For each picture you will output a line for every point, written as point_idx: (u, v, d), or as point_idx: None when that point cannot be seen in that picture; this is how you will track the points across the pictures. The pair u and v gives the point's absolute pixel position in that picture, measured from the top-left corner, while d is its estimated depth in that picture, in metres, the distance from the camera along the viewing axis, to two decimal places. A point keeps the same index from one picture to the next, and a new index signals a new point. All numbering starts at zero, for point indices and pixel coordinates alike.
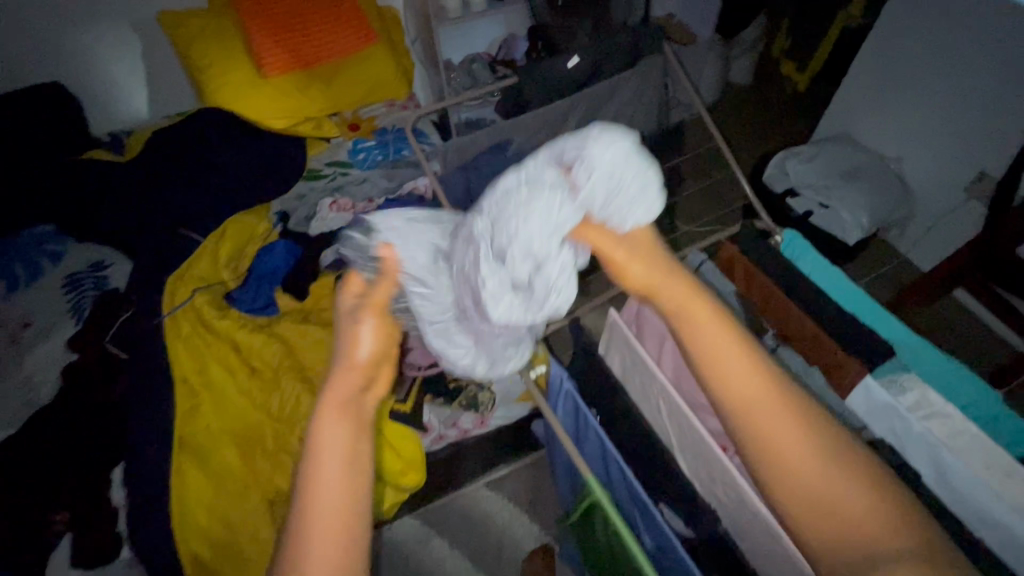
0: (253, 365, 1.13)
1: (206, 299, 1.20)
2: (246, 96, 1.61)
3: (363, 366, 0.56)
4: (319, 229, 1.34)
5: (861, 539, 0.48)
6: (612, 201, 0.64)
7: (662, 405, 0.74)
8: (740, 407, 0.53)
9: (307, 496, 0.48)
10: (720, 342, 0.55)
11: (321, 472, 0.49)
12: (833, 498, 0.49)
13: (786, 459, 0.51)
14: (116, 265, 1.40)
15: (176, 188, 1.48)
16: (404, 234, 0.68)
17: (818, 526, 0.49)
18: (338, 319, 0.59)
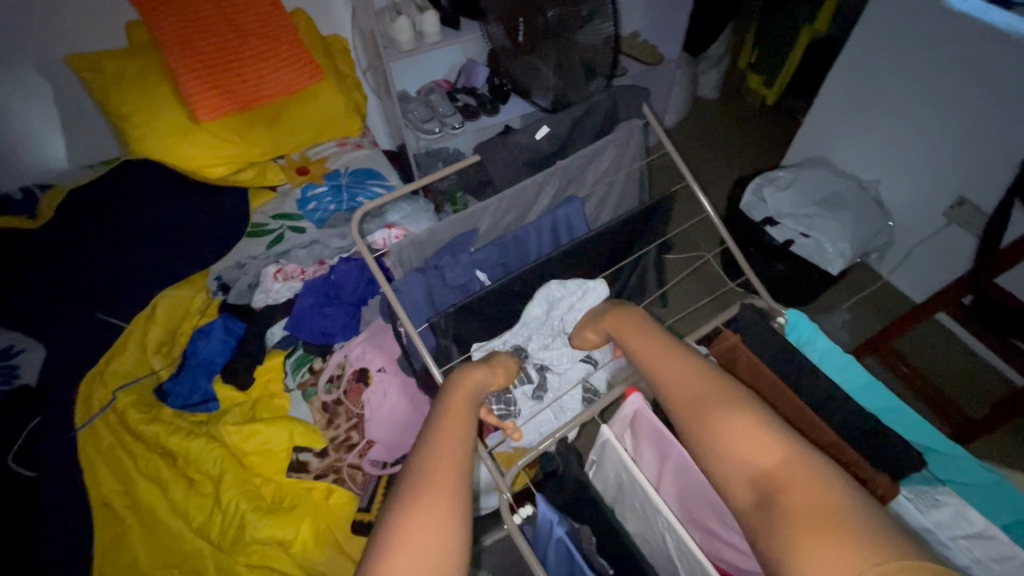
0: (191, 477, 0.99)
1: (129, 400, 1.07)
2: (178, 145, 1.38)
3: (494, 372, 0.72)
4: (263, 302, 1.19)
5: (762, 479, 0.49)
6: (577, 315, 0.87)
7: (674, 548, 0.64)
8: (664, 386, 0.60)
9: (440, 415, 0.60)
10: (650, 345, 0.66)
11: (453, 406, 0.61)
12: (736, 446, 0.52)
13: (694, 420, 0.56)
14: (29, 352, 1.17)
15: (95, 257, 1.29)
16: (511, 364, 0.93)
17: (727, 472, 0.52)
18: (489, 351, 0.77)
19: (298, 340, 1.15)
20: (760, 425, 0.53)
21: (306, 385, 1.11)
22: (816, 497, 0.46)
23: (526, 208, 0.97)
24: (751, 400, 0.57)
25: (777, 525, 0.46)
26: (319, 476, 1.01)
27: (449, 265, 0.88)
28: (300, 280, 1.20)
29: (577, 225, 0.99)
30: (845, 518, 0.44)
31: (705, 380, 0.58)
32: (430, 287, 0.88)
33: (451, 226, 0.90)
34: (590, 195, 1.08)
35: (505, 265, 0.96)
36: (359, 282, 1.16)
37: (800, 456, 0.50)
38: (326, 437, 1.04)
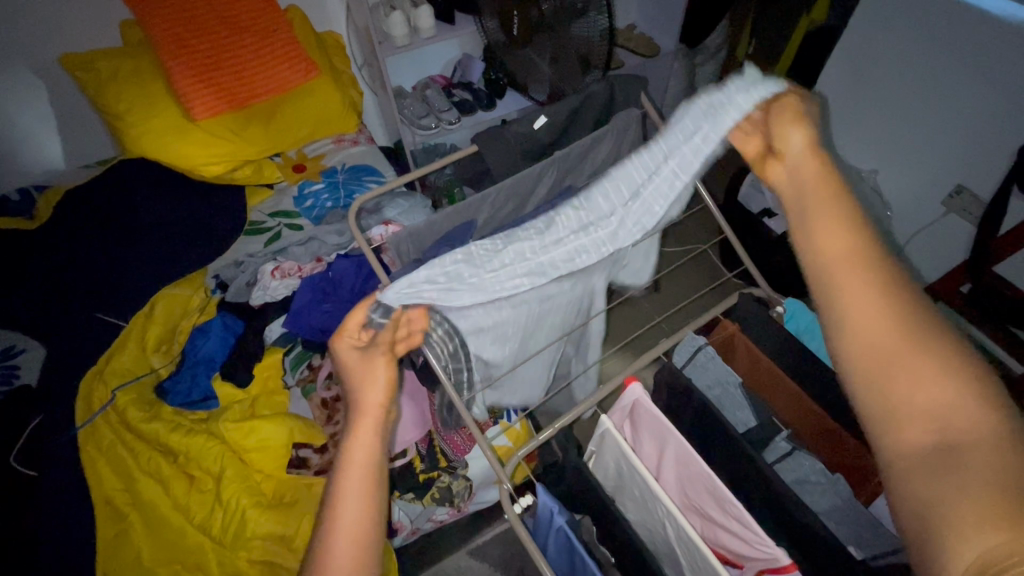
0: (192, 473, 0.99)
1: (129, 397, 1.07)
2: (176, 143, 1.39)
3: (373, 407, 0.57)
4: (262, 299, 1.19)
5: (949, 428, 0.40)
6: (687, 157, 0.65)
7: (674, 537, 0.64)
8: (830, 269, 0.49)
9: (335, 481, 0.53)
10: (822, 212, 0.53)
11: (349, 466, 0.54)
12: (926, 381, 0.42)
13: (879, 337, 0.45)
14: (29, 352, 1.18)
15: (96, 256, 1.30)
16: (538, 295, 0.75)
17: (900, 402, 0.43)
18: (352, 361, 0.60)
19: (297, 337, 1.16)
20: (955, 364, 0.43)
21: (306, 382, 1.12)
22: (1000, 458, 0.38)
23: (523, 201, 0.96)
24: (939, 322, 0.46)
25: (946, 482, 0.38)
26: (320, 472, 1.01)
27: (448, 257, 0.85)
28: (299, 277, 1.21)
29: None
30: (1015, 483, 0.37)
31: (891, 288, 0.47)
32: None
33: (448, 218, 0.88)
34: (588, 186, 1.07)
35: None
36: (358, 277, 1.17)
37: (997, 408, 0.41)
38: (326, 434, 1.05)
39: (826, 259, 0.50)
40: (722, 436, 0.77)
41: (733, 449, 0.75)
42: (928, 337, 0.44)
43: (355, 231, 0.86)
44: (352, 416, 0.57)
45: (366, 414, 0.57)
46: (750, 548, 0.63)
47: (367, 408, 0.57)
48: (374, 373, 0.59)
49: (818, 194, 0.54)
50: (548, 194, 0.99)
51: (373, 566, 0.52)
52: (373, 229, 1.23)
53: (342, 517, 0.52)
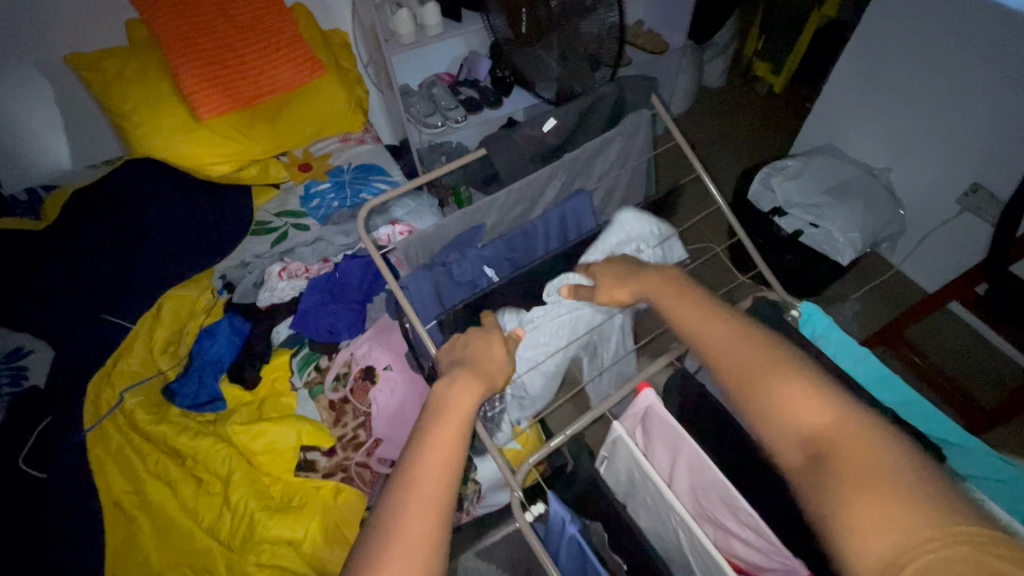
0: (200, 476, 0.99)
1: (137, 400, 1.07)
2: (182, 143, 1.38)
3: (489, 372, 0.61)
4: (269, 300, 1.18)
5: (813, 438, 0.45)
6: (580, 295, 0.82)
7: (689, 548, 0.63)
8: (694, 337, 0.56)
9: (432, 420, 0.54)
10: (677, 297, 0.60)
11: (455, 409, 0.55)
12: (781, 399, 0.48)
13: (734, 385, 0.51)
14: (37, 354, 1.18)
15: (102, 257, 1.30)
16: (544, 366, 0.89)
17: (774, 432, 0.48)
18: (476, 339, 0.66)
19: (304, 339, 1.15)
20: (799, 375, 0.49)
21: (313, 384, 1.11)
22: (870, 453, 0.42)
23: (531, 203, 0.94)
24: (790, 354, 0.52)
25: (826, 488, 0.42)
26: (327, 475, 1.01)
27: (457, 262, 0.84)
28: (305, 278, 1.20)
29: (585, 220, 0.94)
30: (889, 474, 0.40)
31: (746, 338, 0.53)
32: (438, 284, 0.83)
33: (456, 222, 0.86)
34: (596, 189, 1.05)
35: (513, 262, 0.90)
36: (365, 278, 1.16)
37: (855, 414, 0.45)
38: (333, 436, 1.03)
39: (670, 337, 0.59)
40: (737, 442, 0.75)
41: (748, 456, 0.74)
42: (763, 369, 0.50)
43: (363, 233, 0.85)
44: (462, 373, 0.60)
45: (480, 374, 0.60)
46: (767, 558, 0.62)
47: (485, 371, 0.62)
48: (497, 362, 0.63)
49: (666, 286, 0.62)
50: (557, 197, 0.98)
51: (448, 518, 0.48)
52: (380, 230, 1.22)
53: (435, 446, 0.52)
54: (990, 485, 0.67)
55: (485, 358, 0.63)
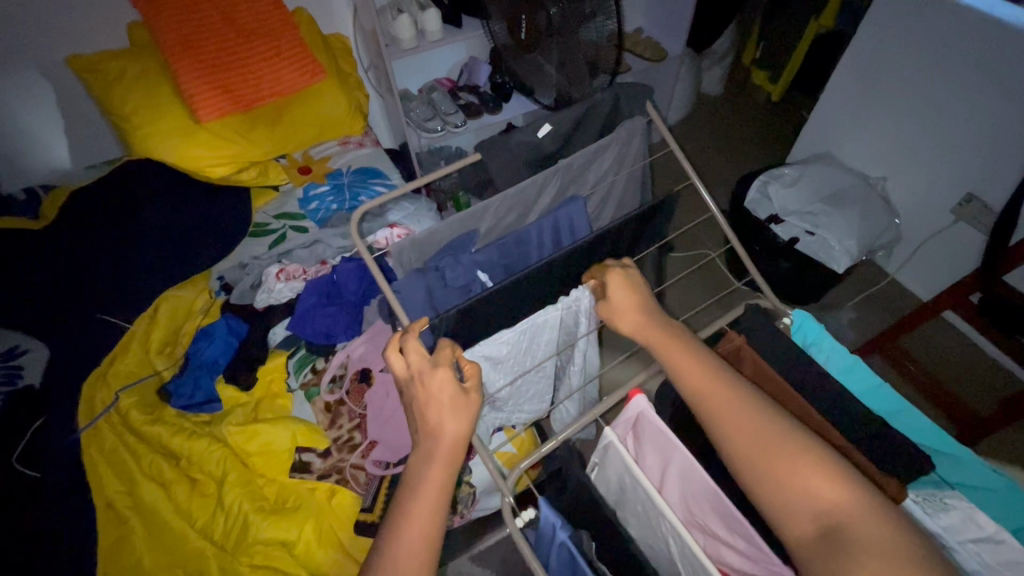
0: (195, 479, 0.98)
1: (132, 400, 1.05)
2: (183, 147, 1.39)
3: (450, 430, 0.57)
4: (265, 302, 1.19)
5: (825, 513, 0.49)
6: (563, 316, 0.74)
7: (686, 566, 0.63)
8: (700, 403, 0.58)
9: (404, 496, 0.55)
10: (682, 362, 0.61)
11: (419, 491, 0.55)
12: (796, 478, 0.51)
13: (753, 452, 0.52)
14: (34, 352, 1.18)
15: (101, 257, 1.30)
16: (528, 381, 0.85)
17: (783, 503, 0.51)
18: (433, 382, 0.59)
19: (301, 340, 1.16)
20: (810, 453, 0.52)
21: (309, 385, 1.11)
22: (875, 532, 0.47)
23: (524, 207, 0.92)
24: (798, 427, 0.55)
25: (842, 562, 0.46)
26: (322, 477, 1.00)
27: (450, 267, 0.84)
28: (303, 280, 1.21)
29: (582, 225, 0.93)
30: (893, 555, 0.46)
31: (755, 413, 0.55)
32: (431, 289, 0.84)
33: (450, 227, 0.85)
34: (592, 195, 1.05)
35: (507, 267, 0.90)
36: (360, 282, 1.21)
37: (857, 491, 0.50)
38: (328, 438, 1.04)
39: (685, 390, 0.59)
40: None
41: None
42: (781, 441, 0.53)
43: (358, 239, 0.85)
44: (424, 438, 0.57)
45: (442, 433, 0.57)
46: (756, 565, 0.62)
47: (446, 431, 0.57)
48: (459, 406, 0.58)
49: (666, 348, 0.62)
50: (552, 202, 0.97)
51: None
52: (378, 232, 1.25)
53: (404, 536, 0.53)
54: (975, 491, 0.68)
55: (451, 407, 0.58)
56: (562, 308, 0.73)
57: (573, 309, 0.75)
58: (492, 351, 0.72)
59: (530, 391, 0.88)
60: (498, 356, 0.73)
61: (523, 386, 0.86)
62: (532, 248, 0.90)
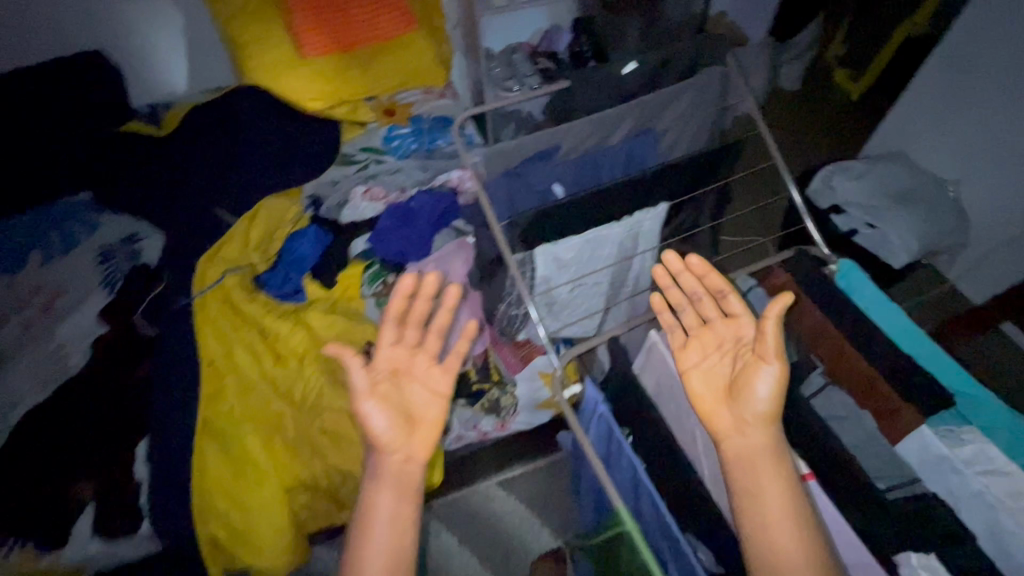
0: (280, 353, 1.14)
1: (235, 281, 1.21)
2: (287, 79, 1.55)
3: (387, 441, 0.77)
4: (352, 218, 1.34)
5: None
6: (630, 231, 0.90)
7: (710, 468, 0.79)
8: (751, 485, 0.68)
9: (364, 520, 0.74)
10: (757, 447, 0.69)
11: (371, 517, 0.74)
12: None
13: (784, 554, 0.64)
14: (149, 239, 1.43)
15: (212, 165, 1.50)
16: (586, 291, 0.98)
17: None
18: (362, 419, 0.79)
19: (378, 255, 1.29)
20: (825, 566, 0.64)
21: (381, 296, 1.26)
22: None
23: (605, 134, 0.98)
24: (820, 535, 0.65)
25: None
26: (387, 367, 1.17)
27: (533, 174, 0.96)
28: (384, 202, 1.36)
29: (648, 159, 1.05)
30: None
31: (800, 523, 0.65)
32: (512, 192, 0.97)
33: (532, 142, 0.94)
34: (665, 136, 1.07)
35: (580, 184, 1.02)
36: (434, 209, 1.35)
37: None
38: (394, 338, 1.20)
39: (746, 470, 0.69)
40: None
41: None
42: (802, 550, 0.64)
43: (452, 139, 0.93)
44: (368, 478, 0.77)
45: (381, 471, 0.77)
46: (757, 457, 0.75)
47: (383, 451, 0.77)
48: (397, 438, 0.78)
49: (758, 432, 0.70)
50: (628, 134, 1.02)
51: None
52: (451, 172, 1.44)
53: (368, 549, 0.72)
54: (992, 431, 0.74)
55: (400, 421, 0.79)
56: (631, 221, 0.89)
57: (638, 226, 0.90)
58: (559, 253, 0.88)
59: (585, 300, 1.01)
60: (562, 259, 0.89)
61: (580, 296, 0.99)
62: (602, 171, 1.01)
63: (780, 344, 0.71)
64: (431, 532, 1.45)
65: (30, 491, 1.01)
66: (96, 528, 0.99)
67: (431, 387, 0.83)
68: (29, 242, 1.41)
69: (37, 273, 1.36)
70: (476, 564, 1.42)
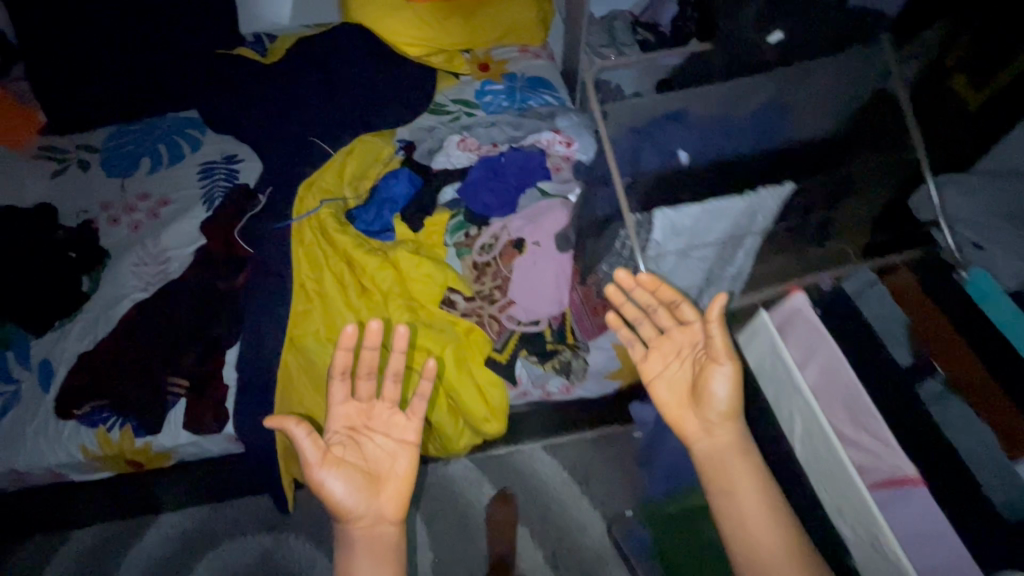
0: (366, 286, 1.17)
1: (331, 212, 1.25)
2: (391, 20, 1.62)
3: (348, 512, 0.80)
4: (443, 164, 1.35)
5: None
6: (754, 207, 0.87)
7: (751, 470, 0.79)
8: (715, 471, 0.79)
9: None
10: (733, 457, 0.78)
11: None
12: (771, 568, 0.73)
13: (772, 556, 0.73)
14: (247, 162, 1.47)
15: (310, 97, 1.55)
16: (686, 256, 0.94)
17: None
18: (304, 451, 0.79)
19: (464, 205, 1.30)
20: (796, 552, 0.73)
21: (461, 245, 1.25)
22: None
23: (736, 104, 1.00)
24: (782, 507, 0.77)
25: None
26: (464, 315, 1.16)
27: (661, 136, 0.98)
28: (476, 154, 1.36)
29: (778, 135, 1.00)
30: None
31: (768, 505, 0.76)
32: (638, 149, 0.98)
33: (659, 103, 0.99)
34: (801, 111, 1.00)
35: (705, 151, 0.99)
36: (524, 168, 1.35)
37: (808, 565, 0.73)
38: (472, 288, 1.18)
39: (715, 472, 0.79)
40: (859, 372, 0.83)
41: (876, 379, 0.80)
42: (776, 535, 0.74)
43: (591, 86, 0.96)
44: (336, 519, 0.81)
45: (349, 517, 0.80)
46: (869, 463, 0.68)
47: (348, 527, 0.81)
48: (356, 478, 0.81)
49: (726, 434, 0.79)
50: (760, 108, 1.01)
51: None
52: (543, 133, 1.44)
53: None
54: None
55: (361, 483, 0.82)
56: (766, 196, 0.86)
57: (760, 204, 0.87)
58: (675, 217, 0.86)
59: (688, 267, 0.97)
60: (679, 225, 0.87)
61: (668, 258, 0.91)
62: (729, 141, 0.99)
63: (728, 344, 0.77)
64: (475, 480, 1.50)
65: (131, 380, 1.10)
66: (187, 422, 1.09)
67: (395, 438, 0.87)
68: (139, 150, 1.51)
69: (145, 181, 1.45)
70: (515, 521, 1.45)
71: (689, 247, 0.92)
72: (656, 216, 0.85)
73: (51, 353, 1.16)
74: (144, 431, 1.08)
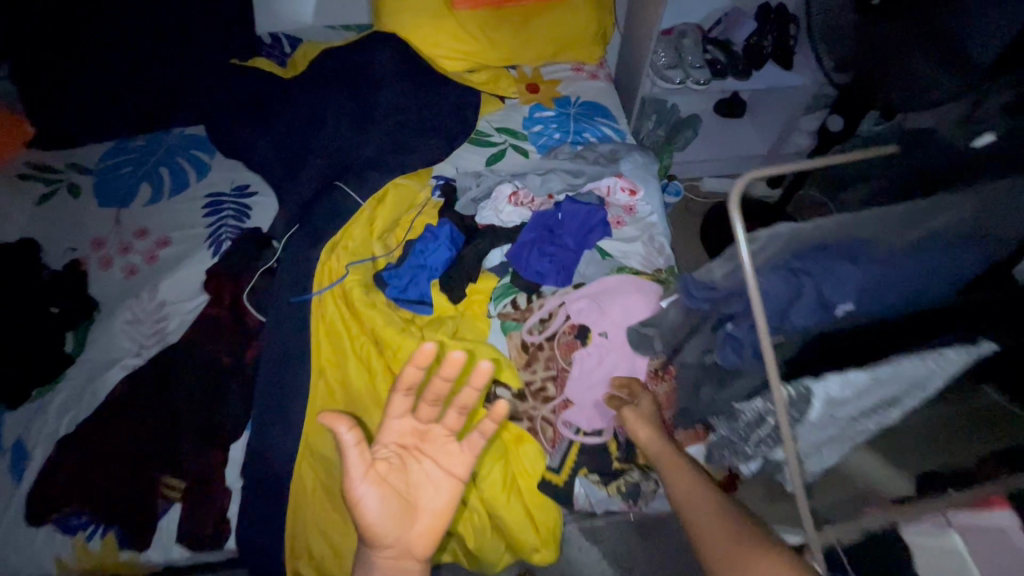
0: (397, 375, 0.98)
1: (357, 279, 1.06)
2: (431, 31, 1.40)
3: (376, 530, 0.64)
4: (490, 221, 1.16)
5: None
6: (931, 370, 0.64)
7: None
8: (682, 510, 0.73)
9: None
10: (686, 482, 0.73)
11: None
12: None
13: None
14: (261, 196, 1.29)
15: (334, 118, 1.31)
16: (826, 435, 0.70)
17: None
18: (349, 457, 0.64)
19: (514, 271, 1.10)
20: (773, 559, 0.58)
21: (508, 318, 1.06)
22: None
23: (908, 225, 0.68)
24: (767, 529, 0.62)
25: None
26: (514, 419, 0.96)
27: (827, 278, 0.67)
28: (530, 209, 1.16)
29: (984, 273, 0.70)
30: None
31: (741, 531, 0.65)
32: (792, 295, 0.68)
33: (832, 229, 0.67)
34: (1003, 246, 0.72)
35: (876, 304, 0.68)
36: (584, 225, 1.13)
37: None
38: (522, 380, 0.98)
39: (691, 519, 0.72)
40: None
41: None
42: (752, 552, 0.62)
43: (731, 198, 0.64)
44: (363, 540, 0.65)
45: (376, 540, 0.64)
46: None
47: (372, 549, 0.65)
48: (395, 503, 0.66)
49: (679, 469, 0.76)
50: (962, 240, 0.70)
51: None
52: (604, 180, 1.23)
53: None
54: None
55: (398, 509, 0.66)
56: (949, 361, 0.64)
57: (937, 371, 0.65)
58: (839, 392, 0.64)
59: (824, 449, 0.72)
60: (842, 403, 0.65)
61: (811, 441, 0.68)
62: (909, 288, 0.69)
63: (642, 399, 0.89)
64: None
65: (118, 477, 0.92)
66: (182, 534, 0.91)
67: (446, 469, 0.71)
68: (137, 174, 1.31)
69: (143, 213, 1.25)
70: None
71: (834, 424, 0.68)
72: (816, 391, 0.64)
73: (26, 432, 0.97)
74: (131, 544, 0.90)
